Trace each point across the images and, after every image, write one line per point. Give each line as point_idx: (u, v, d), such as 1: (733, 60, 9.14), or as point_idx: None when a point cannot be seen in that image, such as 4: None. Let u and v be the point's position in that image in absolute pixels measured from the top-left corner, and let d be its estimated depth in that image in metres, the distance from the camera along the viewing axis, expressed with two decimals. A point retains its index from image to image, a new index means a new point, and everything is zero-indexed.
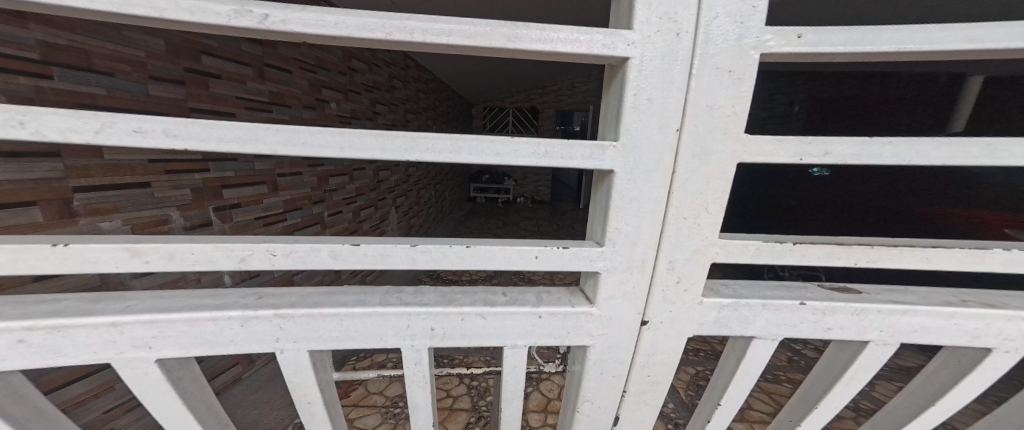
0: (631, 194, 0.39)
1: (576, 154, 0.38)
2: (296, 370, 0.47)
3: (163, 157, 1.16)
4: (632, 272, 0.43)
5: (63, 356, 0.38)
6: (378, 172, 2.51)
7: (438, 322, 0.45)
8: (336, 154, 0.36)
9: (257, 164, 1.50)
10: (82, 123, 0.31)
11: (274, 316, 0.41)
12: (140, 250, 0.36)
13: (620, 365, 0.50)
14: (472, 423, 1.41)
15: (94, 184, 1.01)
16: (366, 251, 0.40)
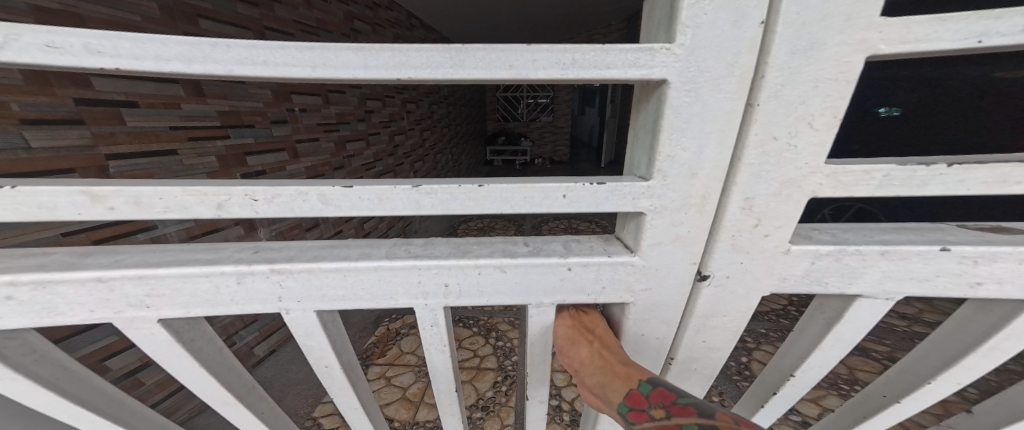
0: (690, 110, 0.33)
1: (615, 62, 0.32)
2: (307, 333, 0.48)
3: (185, 124, 1.17)
4: (684, 211, 0.38)
5: (60, 315, 0.40)
6: (394, 137, 2.47)
7: (452, 277, 0.43)
8: (309, 74, 0.32)
9: (274, 130, 1.48)
10: None
11: (271, 271, 0.40)
12: (99, 195, 0.35)
13: (667, 324, 0.49)
14: (499, 382, 1.47)
15: (123, 152, 1.03)
16: (360, 194, 0.37)
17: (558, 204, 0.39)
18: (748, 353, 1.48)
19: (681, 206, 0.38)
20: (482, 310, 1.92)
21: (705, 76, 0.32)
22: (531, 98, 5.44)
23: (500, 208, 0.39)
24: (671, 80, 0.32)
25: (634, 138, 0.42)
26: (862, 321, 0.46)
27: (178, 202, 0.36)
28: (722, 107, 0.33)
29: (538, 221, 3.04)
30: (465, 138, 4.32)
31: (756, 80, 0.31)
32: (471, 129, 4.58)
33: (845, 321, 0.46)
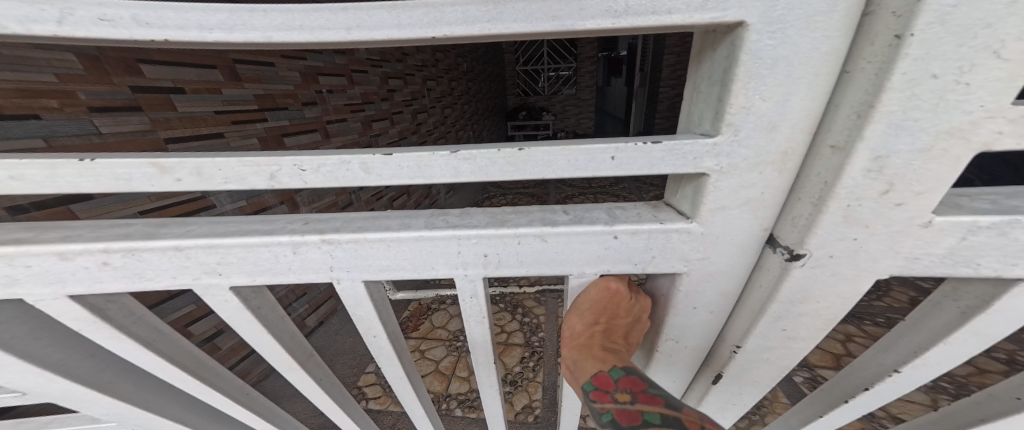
0: (773, 54, 0.30)
1: (678, 6, 0.28)
2: (356, 302, 0.51)
3: (228, 108, 1.23)
4: (741, 167, 0.36)
5: (149, 280, 0.44)
6: (416, 114, 2.47)
7: (491, 248, 0.42)
8: (343, 37, 0.31)
9: (306, 111, 1.53)
10: (38, 10, 0.28)
11: (320, 241, 0.41)
12: (164, 166, 0.36)
13: (723, 296, 0.49)
14: (526, 358, 1.50)
15: (178, 135, 1.10)
16: (400, 162, 0.36)
17: (606, 167, 0.37)
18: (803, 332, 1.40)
19: (745, 162, 0.35)
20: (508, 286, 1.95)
21: (798, 14, 0.28)
22: (553, 71, 5.25)
23: (541, 170, 0.37)
24: (750, 22, 0.29)
25: (693, 93, 0.39)
26: (1014, 309, 0.41)
27: (235, 171, 0.38)
28: (819, 48, 0.29)
29: (562, 196, 2.99)
30: (486, 115, 4.28)
31: (916, 2, 0.25)
32: (492, 105, 4.50)
33: (994, 310, 0.42)
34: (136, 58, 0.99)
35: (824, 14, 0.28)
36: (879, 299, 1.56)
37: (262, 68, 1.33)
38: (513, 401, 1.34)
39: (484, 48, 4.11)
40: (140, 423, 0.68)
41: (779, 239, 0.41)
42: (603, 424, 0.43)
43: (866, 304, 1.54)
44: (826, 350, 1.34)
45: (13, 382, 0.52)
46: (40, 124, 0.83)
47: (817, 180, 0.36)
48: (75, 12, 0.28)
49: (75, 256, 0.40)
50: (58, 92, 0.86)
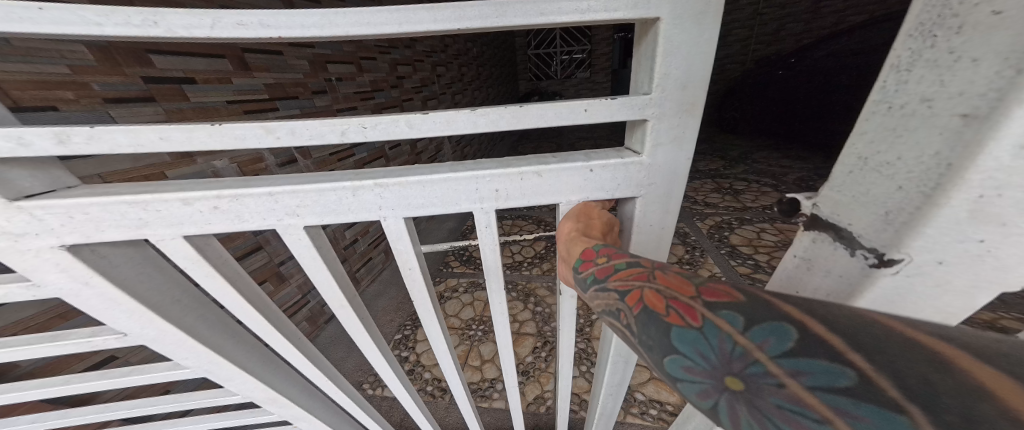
0: (678, 38, 0.44)
1: (620, 6, 0.43)
2: (397, 238, 0.62)
3: (238, 97, 1.23)
4: (670, 115, 0.49)
5: (245, 222, 0.54)
6: (427, 102, 2.45)
7: (501, 184, 0.53)
8: (397, 30, 0.43)
9: (316, 100, 1.52)
10: (198, 20, 0.40)
11: (375, 186, 0.53)
12: (269, 128, 0.48)
13: (669, 216, 0.59)
14: (539, 348, 1.50)
15: None
16: (434, 119, 0.50)
17: (581, 118, 0.50)
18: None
19: (669, 112, 0.49)
20: (520, 274, 1.94)
21: (687, 13, 0.43)
22: (566, 54, 5.10)
23: (535, 122, 0.51)
24: (663, 17, 0.43)
25: (636, 66, 0.51)
26: None
27: (316, 131, 0.49)
28: (704, 35, 0.44)
29: None
30: (497, 100, 4.21)
31: None
32: (503, 92, 4.43)
33: None
34: (145, 49, 0.98)
35: (700, 15, 0.43)
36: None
37: (269, 56, 1.31)
38: (524, 392, 1.34)
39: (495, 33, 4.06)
40: (212, 369, 0.71)
41: (861, 240, 0.38)
42: (588, 286, 0.49)
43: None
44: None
45: (120, 323, 0.59)
46: (58, 116, 0.84)
47: (935, 163, 0.31)
48: (221, 20, 0.40)
49: (195, 201, 0.51)
50: (72, 84, 0.86)
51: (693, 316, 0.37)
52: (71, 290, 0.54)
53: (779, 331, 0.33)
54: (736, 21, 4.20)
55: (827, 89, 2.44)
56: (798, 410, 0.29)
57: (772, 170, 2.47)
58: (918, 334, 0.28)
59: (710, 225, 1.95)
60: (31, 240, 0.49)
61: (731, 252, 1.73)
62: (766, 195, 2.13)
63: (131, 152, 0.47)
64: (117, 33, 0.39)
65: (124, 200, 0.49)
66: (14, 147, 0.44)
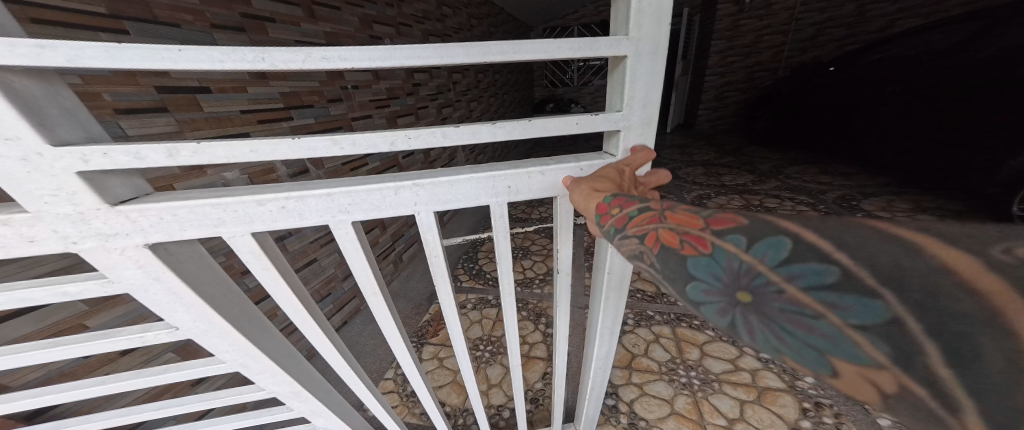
0: (639, 75, 0.61)
1: (602, 49, 0.58)
2: (428, 228, 0.69)
3: (254, 107, 1.21)
4: (636, 126, 0.66)
5: (302, 220, 0.57)
6: (441, 110, 2.40)
7: (513, 181, 0.66)
8: (438, 62, 0.53)
9: (332, 108, 1.49)
10: (296, 56, 0.45)
11: (412, 185, 0.61)
12: (336, 140, 0.53)
13: (636, 201, 0.75)
14: (549, 373, 1.44)
15: (203, 136, 1.08)
16: (461, 131, 0.60)
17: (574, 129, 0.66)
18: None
19: (636, 125, 0.65)
20: (531, 291, 1.87)
21: (645, 52, 0.59)
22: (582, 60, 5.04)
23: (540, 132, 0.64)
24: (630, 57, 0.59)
25: (610, 90, 0.67)
26: None
27: (367, 142, 0.56)
28: (655, 70, 0.61)
29: None
30: (512, 106, 4.18)
31: None
32: (518, 98, 4.37)
33: None
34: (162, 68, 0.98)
35: (650, 57, 0.60)
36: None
37: None
38: (533, 421, 1.29)
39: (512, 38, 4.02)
40: (247, 363, 0.68)
41: None
42: (611, 236, 0.49)
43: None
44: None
45: (176, 316, 0.57)
46: None
47: None
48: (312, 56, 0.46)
49: (267, 202, 0.53)
50: (84, 95, 0.84)
51: (703, 244, 0.40)
52: (140, 284, 0.52)
53: (775, 244, 0.35)
54: (767, 28, 4.03)
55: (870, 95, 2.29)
56: (799, 311, 0.32)
57: (806, 187, 2.32)
58: (924, 237, 0.28)
59: None
60: (117, 238, 0.48)
61: None
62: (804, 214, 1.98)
63: (225, 163, 0.48)
64: (237, 67, 0.43)
65: (207, 203, 0.51)
66: (129, 160, 0.44)
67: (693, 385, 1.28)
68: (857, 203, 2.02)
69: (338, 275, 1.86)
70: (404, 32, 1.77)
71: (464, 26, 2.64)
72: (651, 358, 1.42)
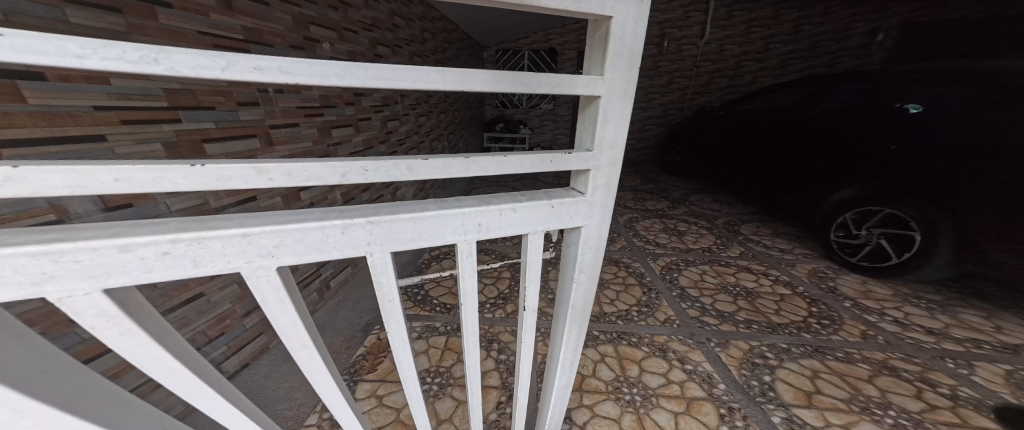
0: (611, 115, 0.78)
1: (584, 83, 0.73)
2: (383, 270, 0.72)
3: (119, 105, 0.98)
4: (603, 167, 0.83)
5: (201, 266, 0.52)
6: (387, 123, 2.26)
7: (485, 218, 0.74)
8: (409, 85, 0.60)
9: (241, 113, 1.25)
10: (211, 62, 0.45)
11: (368, 222, 0.62)
12: (264, 170, 0.55)
13: (600, 239, 0.93)
14: (503, 402, 1.44)
15: (34, 135, 0.84)
16: (433, 163, 0.67)
17: (549, 165, 0.79)
18: (771, 369, 1.48)
19: (603, 165, 0.83)
20: (484, 317, 1.93)
21: (617, 91, 0.77)
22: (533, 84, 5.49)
23: (517, 167, 0.77)
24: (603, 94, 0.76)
25: (583, 126, 0.84)
26: None
27: (316, 173, 0.58)
28: (622, 112, 0.79)
29: None
30: (465, 124, 4.30)
31: None
32: (470, 116, 4.54)
33: None
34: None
35: (616, 99, 0.77)
36: (836, 333, 1.59)
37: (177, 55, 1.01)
38: None
39: (464, 56, 4.20)
40: None
41: None
42: None
43: (825, 338, 1.58)
44: (798, 387, 1.39)
45: None
46: None
47: None
48: (237, 64, 0.46)
49: (137, 247, 0.47)
50: None
51: None
52: None
53: None
54: (677, 72, 4.79)
55: (745, 137, 2.99)
56: None
57: (707, 213, 2.80)
58: None
59: (663, 265, 2.23)
60: None
61: (682, 295, 1.99)
62: (706, 236, 2.49)
63: (68, 193, 0.45)
64: (102, 66, 0.40)
65: (38, 250, 0.42)
66: None
67: (636, 402, 1.40)
68: (740, 228, 2.54)
69: (237, 311, 1.55)
70: (348, 36, 1.76)
71: (418, 39, 2.68)
72: (599, 378, 1.52)
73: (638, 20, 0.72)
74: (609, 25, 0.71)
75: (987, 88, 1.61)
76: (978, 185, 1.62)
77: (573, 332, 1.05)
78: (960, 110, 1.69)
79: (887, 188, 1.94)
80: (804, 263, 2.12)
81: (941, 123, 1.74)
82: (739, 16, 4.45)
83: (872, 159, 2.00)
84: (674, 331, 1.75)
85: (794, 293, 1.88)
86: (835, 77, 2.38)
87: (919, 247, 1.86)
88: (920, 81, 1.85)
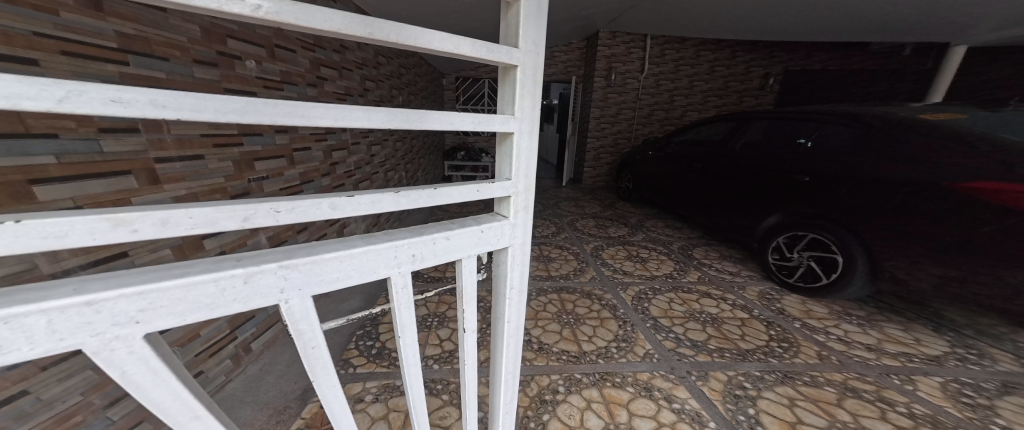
0: (523, 146, 0.72)
1: (496, 123, 0.68)
2: (303, 317, 0.54)
3: None
4: (522, 192, 0.75)
5: (13, 352, 0.35)
6: (330, 152, 2.09)
7: (418, 248, 0.62)
8: (331, 123, 0.50)
9: (105, 144, 1.02)
10: (39, 92, 0.32)
11: (279, 267, 0.48)
12: (124, 219, 0.39)
13: (522, 257, 0.80)
14: None
15: None
16: (361, 200, 0.54)
17: (475, 194, 0.68)
18: (753, 401, 1.49)
19: (521, 191, 0.74)
20: (453, 368, 1.71)
21: (525, 129, 0.71)
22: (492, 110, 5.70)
23: (448, 198, 0.65)
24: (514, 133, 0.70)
25: (503, 159, 0.74)
26: None
27: (209, 217, 0.43)
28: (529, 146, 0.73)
29: None
30: (423, 151, 4.16)
31: None
32: (430, 143, 4.45)
33: None
34: None
35: (523, 136, 0.71)
36: (797, 356, 1.69)
37: None
38: None
39: (424, 83, 4.14)
40: None
41: None
42: None
43: (789, 362, 1.66)
44: (781, 418, 1.40)
45: None
46: None
47: None
48: (85, 94, 0.34)
49: None
50: None
51: None
52: None
53: None
54: (622, 103, 5.14)
55: (684, 166, 3.27)
56: None
57: (662, 238, 3.14)
58: None
59: (632, 295, 2.27)
60: None
61: (656, 326, 1.98)
62: (665, 262, 2.66)
63: None
64: None
65: None
66: None
67: None
68: (692, 253, 2.82)
69: (94, 403, 1.06)
70: (282, 55, 1.65)
71: (370, 63, 2.53)
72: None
73: (535, 52, 0.69)
74: (514, 73, 0.68)
75: (873, 131, 1.93)
76: (874, 211, 1.88)
77: (510, 346, 0.88)
78: (854, 151, 1.99)
79: (802, 212, 2.21)
80: (752, 285, 2.34)
81: (840, 160, 2.03)
82: (670, 55, 4.95)
83: (787, 186, 2.29)
84: (654, 366, 1.70)
85: (752, 317, 2.00)
86: (752, 114, 2.72)
87: (842, 267, 2.07)
88: (825, 126, 2.17)
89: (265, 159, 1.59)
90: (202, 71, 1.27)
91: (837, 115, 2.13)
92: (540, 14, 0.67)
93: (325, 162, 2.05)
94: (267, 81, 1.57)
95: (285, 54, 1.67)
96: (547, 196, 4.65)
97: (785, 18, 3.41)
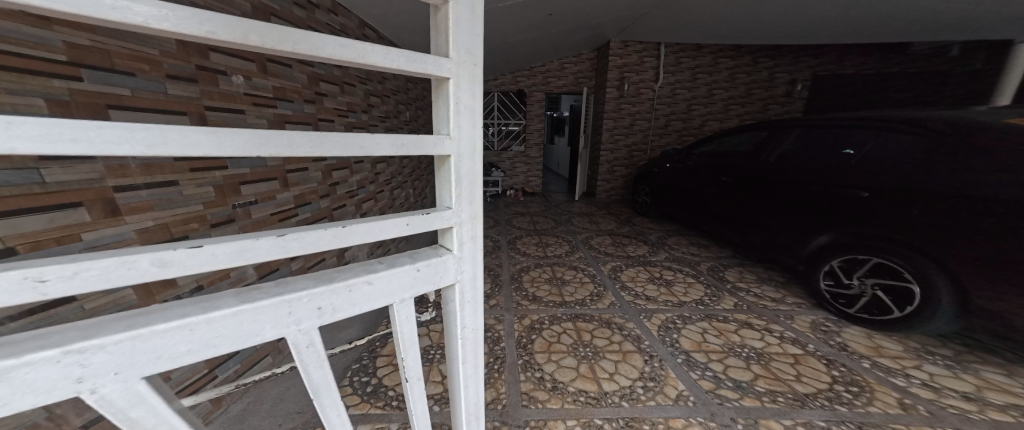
0: (466, 172, 0.71)
1: (429, 143, 0.66)
2: (135, 403, 0.46)
3: None
4: (466, 222, 0.73)
5: None
6: (331, 172, 1.98)
7: (324, 300, 0.57)
8: (137, 151, 0.43)
9: (48, 176, 0.89)
10: None
11: (62, 355, 0.39)
12: None
13: (476, 291, 0.78)
14: None
15: None
16: (220, 250, 0.50)
17: (405, 229, 0.66)
18: None
19: (466, 219, 0.73)
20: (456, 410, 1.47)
21: (467, 142, 0.70)
22: (504, 125, 5.64)
23: (360, 237, 0.62)
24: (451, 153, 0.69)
25: (441, 182, 0.72)
26: None
27: None
28: (468, 169, 0.71)
29: (517, 268, 2.77)
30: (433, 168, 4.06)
31: None
32: None
33: None
34: None
35: (462, 157, 0.70)
36: (872, 403, 1.38)
37: None
38: None
39: None
40: None
41: None
42: None
43: (862, 411, 1.35)
44: None
45: None
46: None
47: None
48: None
49: None
50: None
51: None
52: None
53: None
54: (637, 115, 4.96)
55: (708, 181, 3.02)
56: None
57: (688, 257, 2.87)
58: None
59: (658, 324, 1.99)
60: None
61: (689, 362, 1.70)
62: (693, 286, 2.38)
63: None
64: None
65: None
66: None
67: None
68: (724, 275, 2.55)
69: None
70: (275, 69, 1.55)
71: (375, 79, 2.45)
72: None
73: (472, 61, 0.68)
74: (447, 86, 0.67)
75: (951, 141, 1.64)
76: (950, 233, 1.59)
77: (470, 387, 0.83)
78: (924, 166, 1.70)
79: (861, 232, 1.90)
80: (800, 314, 2.02)
81: (905, 174, 1.75)
82: (686, 63, 4.77)
83: (837, 203, 2.01)
84: (691, 412, 1.41)
85: (805, 352, 1.70)
86: (789, 121, 2.46)
87: (919, 298, 1.74)
88: (879, 140, 1.90)
89: (253, 182, 1.46)
90: (177, 86, 1.17)
91: (898, 121, 1.86)
92: (472, 22, 0.66)
93: (324, 183, 1.93)
94: (258, 98, 1.47)
95: (278, 69, 1.57)
96: (562, 212, 4.45)
97: (812, 19, 3.19)
